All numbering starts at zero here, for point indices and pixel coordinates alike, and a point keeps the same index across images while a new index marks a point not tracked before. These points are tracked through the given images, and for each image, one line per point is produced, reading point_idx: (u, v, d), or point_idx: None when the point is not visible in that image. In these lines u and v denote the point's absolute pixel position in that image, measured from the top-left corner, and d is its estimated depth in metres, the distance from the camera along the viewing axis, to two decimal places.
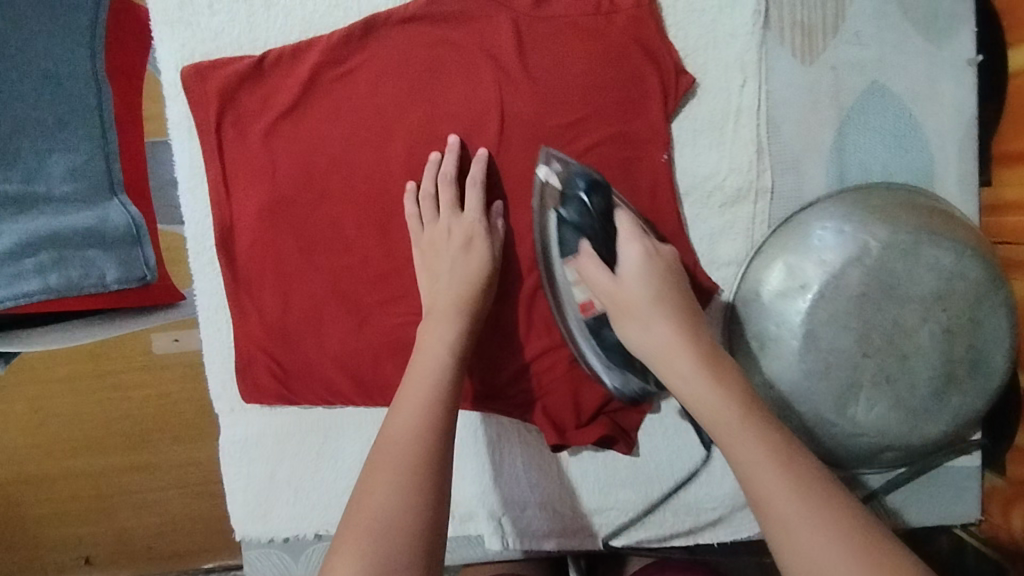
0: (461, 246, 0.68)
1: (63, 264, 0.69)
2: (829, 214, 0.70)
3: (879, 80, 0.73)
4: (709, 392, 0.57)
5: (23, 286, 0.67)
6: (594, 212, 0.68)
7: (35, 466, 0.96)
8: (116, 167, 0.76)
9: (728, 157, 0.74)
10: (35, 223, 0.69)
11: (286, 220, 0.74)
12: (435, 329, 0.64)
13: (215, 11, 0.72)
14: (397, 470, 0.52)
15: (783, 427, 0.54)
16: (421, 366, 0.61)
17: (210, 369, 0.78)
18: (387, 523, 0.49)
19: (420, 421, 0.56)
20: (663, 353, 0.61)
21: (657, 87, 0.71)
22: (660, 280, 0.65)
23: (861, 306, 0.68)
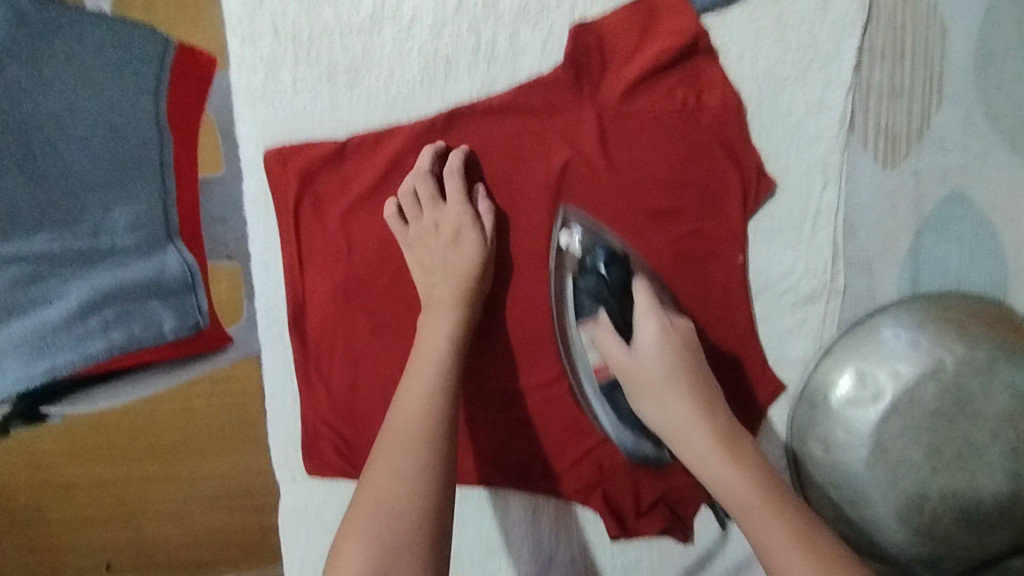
0: (449, 240, 0.68)
1: (129, 319, 0.70)
2: (904, 323, 0.70)
3: (960, 188, 0.73)
4: (723, 469, 0.61)
5: (91, 346, 0.69)
6: (612, 284, 0.69)
7: (61, 473, 0.97)
8: (173, 214, 0.74)
9: (803, 258, 0.73)
10: (99, 278, 0.69)
11: (359, 299, 0.74)
12: (434, 320, 0.66)
13: (298, 90, 0.72)
14: (395, 458, 0.59)
15: (784, 489, 0.61)
16: (424, 359, 0.64)
17: (273, 440, 0.79)
18: (388, 498, 0.57)
19: (422, 409, 0.61)
20: (682, 431, 0.64)
21: (738, 187, 0.71)
22: (675, 358, 0.66)
23: (933, 421, 0.69)
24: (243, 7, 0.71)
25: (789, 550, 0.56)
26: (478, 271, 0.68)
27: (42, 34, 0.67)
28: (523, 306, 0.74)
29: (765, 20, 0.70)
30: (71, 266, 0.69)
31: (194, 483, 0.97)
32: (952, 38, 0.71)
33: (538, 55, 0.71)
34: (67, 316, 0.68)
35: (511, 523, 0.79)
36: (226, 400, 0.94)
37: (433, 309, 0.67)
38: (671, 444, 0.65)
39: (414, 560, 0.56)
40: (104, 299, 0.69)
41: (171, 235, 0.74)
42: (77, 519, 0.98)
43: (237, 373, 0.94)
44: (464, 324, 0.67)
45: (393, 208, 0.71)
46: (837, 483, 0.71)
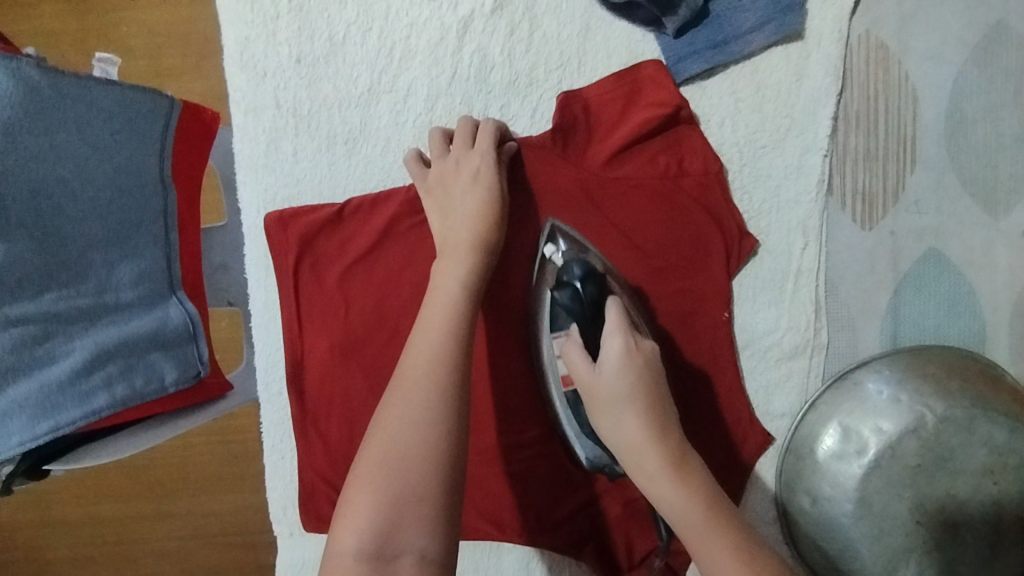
0: (469, 180, 0.68)
1: (130, 373, 0.62)
2: (886, 379, 0.72)
3: (936, 247, 0.76)
4: (674, 494, 0.56)
5: (94, 401, 0.58)
6: (585, 299, 0.65)
7: (66, 511, 1.00)
8: (176, 267, 0.70)
9: (786, 316, 0.76)
10: (103, 334, 0.60)
11: (356, 358, 0.76)
12: (447, 265, 0.64)
13: (298, 159, 0.76)
14: (405, 404, 0.55)
15: (738, 520, 0.56)
16: (437, 300, 0.61)
17: (272, 494, 0.81)
18: (391, 456, 0.52)
19: (431, 356, 0.57)
20: (633, 452, 0.58)
21: (721, 248, 0.74)
22: (638, 378, 0.60)
23: (916, 476, 0.70)
24: (247, 83, 0.75)
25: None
26: (494, 213, 0.67)
27: (53, 99, 0.55)
28: (516, 363, 0.76)
29: (744, 92, 0.74)
30: (78, 322, 0.59)
31: (193, 522, 0.98)
32: (923, 106, 0.75)
33: (528, 124, 0.75)
34: (74, 370, 0.57)
35: (504, 575, 0.81)
36: (225, 439, 0.96)
37: (451, 250, 0.65)
38: (625, 466, 0.60)
39: (427, 523, 0.51)
40: (112, 352, 0.60)
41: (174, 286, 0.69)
42: (79, 563, 1.00)
43: (233, 420, 0.96)
44: (479, 273, 0.64)
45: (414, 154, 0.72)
46: (825, 538, 0.73)
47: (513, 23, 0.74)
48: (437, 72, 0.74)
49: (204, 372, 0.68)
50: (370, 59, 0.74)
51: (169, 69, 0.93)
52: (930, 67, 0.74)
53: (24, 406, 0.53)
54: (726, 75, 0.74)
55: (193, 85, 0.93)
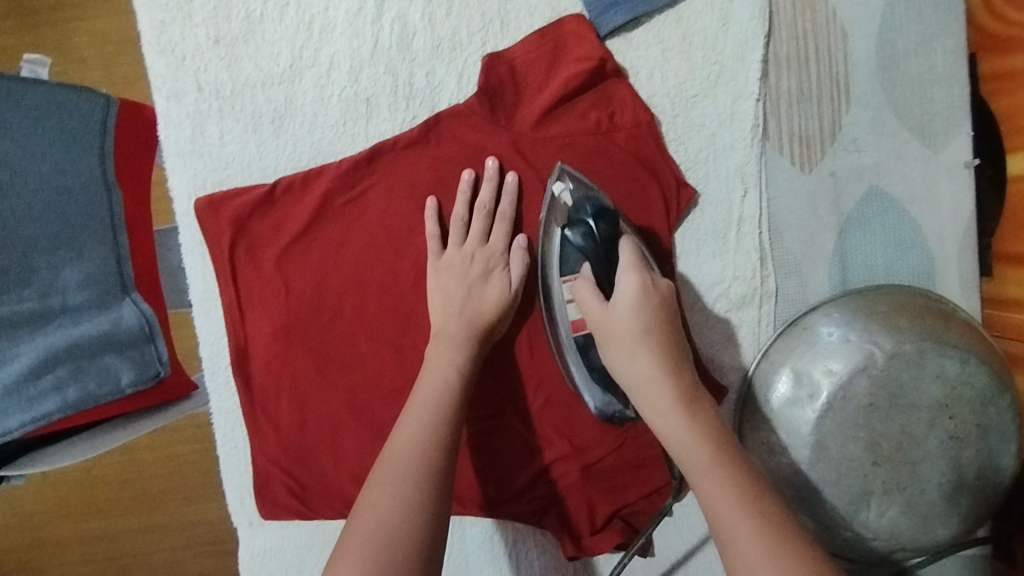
0: (479, 275, 0.69)
1: (82, 374, 0.63)
2: (835, 320, 0.71)
3: (877, 185, 0.75)
4: (683, 428, 0.54)
5: (41, 406, 0.60)
6: (599, 238, 0.64)
7: (52, 531, 0.98)
8: (128, 269, 0.70)
9: (731, 266, 0.75)
10: (51, 338, 0.62)
11: (299, 340, 0.75)
12: (441, 348, 0.65)
13: (225, 141, 0.75)
14: (393, 483, 0.53)
15: (743, 457, 0.54)
16: (428, 380, 0.62)
17: (228, 485, 0.80)
18: (393, 513, 0.51)
19: (428, 428, 0.57)
20: (644, 386, 0.56)
21: (659, 200, 0.72)
22: (653, 318, 0.58)
23: (869, 416, 0.69)
24: (167, 68, 0.74)
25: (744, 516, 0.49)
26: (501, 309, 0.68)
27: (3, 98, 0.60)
28: None
29: (670, 41, 0.73)
30: (23, 328, 0.61)
31: (181, 532, 0.97)
32: (853, 42, 0.74)
33: (456, 88, 0.74)
34: (20, 376, 0.59)
35: (468, 550, 0.80)
36: (208, 445, 0.95)
37: (448, 335, 0.65)
38: (634, 398, 0.58)
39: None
40: (60, 356, 0.62)
41: (127, 287, 0.70)
42: None
43: (186, 425, 0.95)
44: (470, 353, 0.65)
45: (435, 228, 0.72)
46: (785, 485, 0.72)
47: None
48: (359, 43, 0.74)
49: (162, 374, 0.69)
50: (289, 34, 0.74)
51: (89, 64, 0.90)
52: (856, 2, 0.74)
53: None
54: (651, 24, 0.73)
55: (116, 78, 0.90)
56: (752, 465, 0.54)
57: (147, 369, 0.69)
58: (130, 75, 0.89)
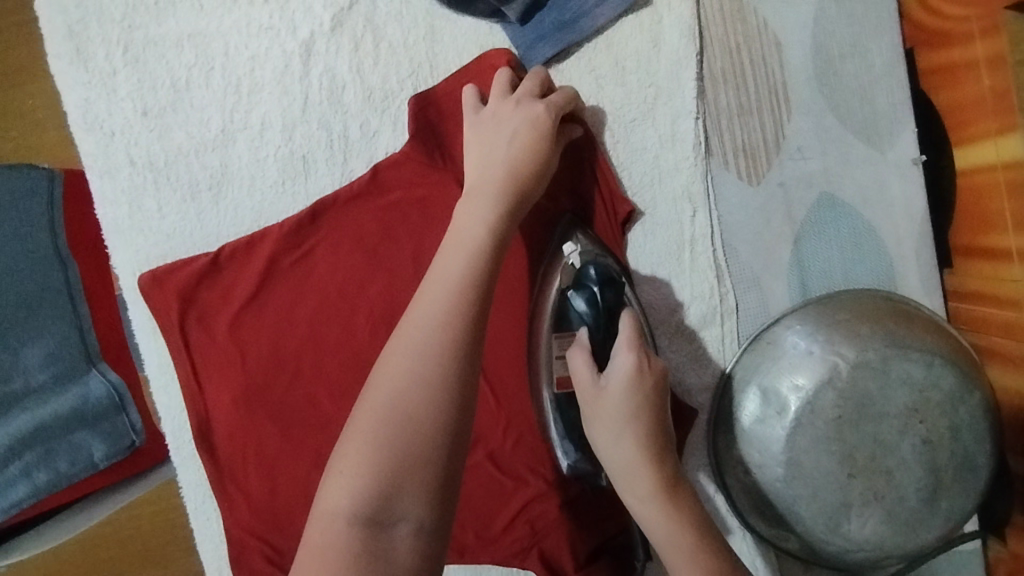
0: (519, 110, 0.66)
1: (50, 459, 0.67)
2: (797, 332, 0.71)
3: (827, 190, 0.74)
4: (659, 517, 0.59)
5: (12, 494, 0.66)
6: (603, 305, 0.67)
7: None
8: (93, 336, 0.72)
9: (688, 286, 0.74)
10: (20, 421, 0.66)
11: (261, 404, 0.75)
12: (471, 207, 0.61)
13: (164, 213, 0.74)
14: (406, 357, 0.51)
15: (719, 541, 0.59)
16: (437, 289, 0.54)
17: (203, 558, 0.78)
18: (401, 433, 0.48)
19: (436, 333, 0.51)
20: (626, 473, 0.60)
21: (606, 225, 0.73)
22: (644, 399, 0.62)
23: (839, 429, 0.68)
24: (96, 145, 0.74)
25: None
26: (541, 134, 0.65)
27: None
28: None
29: (603, 67, 0.73)
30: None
31: None
32: (787, 50, 0.73)
33: (391, 136, 0.74)
34: None
35: None
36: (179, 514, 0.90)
37: (475, 196, 0.61)
38: (615, 480, 0.62)
39: (426, 491, 0.47)
40: (27, 441, 0.66)
41: (92, 357, 0.71)
42: None
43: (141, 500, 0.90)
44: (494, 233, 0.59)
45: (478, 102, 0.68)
46: (763, 502, 0.71)
47: (356, 38, 0.73)
48: (289, 101, 0.73)
49: (132, 441, 0.70)
50: (217, 99, 0.73)
51: (14, 132, 0.84)
52: (785, 10, 0.73)
53: None
54: (582, 53, 0.73)
55: (39, 143, 0.85)
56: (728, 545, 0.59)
57: (118, 439, 0.70)
58: (59, 141, 0.85)
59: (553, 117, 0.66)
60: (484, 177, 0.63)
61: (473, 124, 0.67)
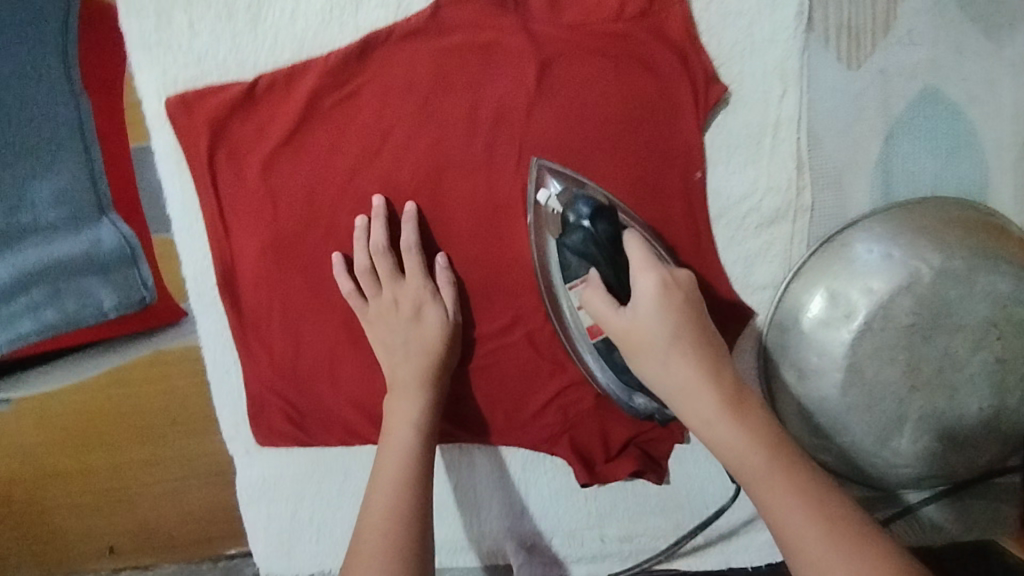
0: (410, 317, 0.68)
1: (58, 297, 0.77)
2: (876, 235, 0.65)
3: (932, 83, 0.67)
4: (732, 436, 0.55)
5: (21, 325, 0.77)
6: (599, 239, 0.61)
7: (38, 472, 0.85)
8: (105, 189, 0.77)
9: (765, 175, 0.68)
10: (24, 257, 0.76)
11: (292, 256, 0.70)
12: (400, 405, 0.67)
13: (196, 32, 0.67)
14: (386, 478, 0.63)
15: (801, 458, 0.55)
16: (392, 451, 0.65)
17: (219, 412, 0.74)
18: (389, 530, 0.60)
19: (409, 448, 0.65)
20: (685, 394, 0.57)
21: (688, 96, 0.66)
22: (678, 316, 0.59)
23: (909, 337, 0.64)
24: None
25: (810, 523, 0.51)
26: (444, 346, 0.68)
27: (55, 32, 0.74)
28: (465, 249, 0.70)
29: None
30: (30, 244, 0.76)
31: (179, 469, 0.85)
32: None
33: None
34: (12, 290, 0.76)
35: (477, 481, 0.77)
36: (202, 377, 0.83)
37: (402, 389, 0.67)
38: (676, 408, 0.58)
39: None
40: (37, 278, 0.76)
41: (104, 209, 0.77)
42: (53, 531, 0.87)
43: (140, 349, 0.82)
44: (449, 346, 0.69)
45: (350, 285, 0.69)
46: (813, 410, 0.68)
47: None
48: None
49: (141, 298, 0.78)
50: None
51: None
52: None
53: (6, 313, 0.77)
54: None
55: None
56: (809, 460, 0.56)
57: (127, 293, 0.78)
58: None
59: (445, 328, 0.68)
60: (398, 365, 0.68)
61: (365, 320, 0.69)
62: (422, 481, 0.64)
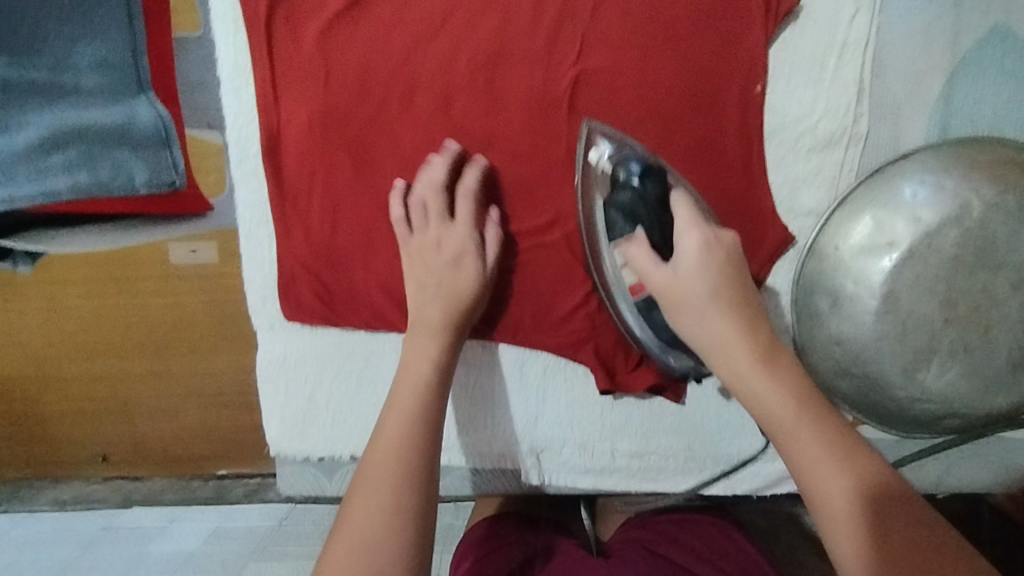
0: (449, 261, 0.67)
1: (91, 164, 0.76)
2: (929, 167, 0.65)
3: (1004, 21, 0.66)
4: (768, 392, 0.54)
5: (52, 184, 0.75)
6: (649, 199, 0.62)
7: (54, 366, 0.93)
8: (144, 63, 0.77)
9: (824, 98, 0.67)
10: (61, 117, 0.74)
11: (340, 129, 0.69)
12: (417, 340, 0.65)
13: None
14: (392, 443, 0.59)
15: (833, 412, 0.54)
16: (389, 433, 0.60)
17: (248, 284, 0.74)
18: (387, 500, 0.55)
19: (414, 414, 0.61)
20: (721, 348, 0.57)
21: (759, 4, 0.65)
22: (719, 273, 0.59)
23: (952, 269, 0.64)
24: None
25: (838, 482, 0.49)
26: (472, 298, 0.68)
27: None
28: (514, 139, 0.69)
29: None
30: (68, 105, 0.75)
31: (191, 382, 0.93)
32: None
33: None
34: (46, 148, 0.74)
35: (496, 383, 0.77)
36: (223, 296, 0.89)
37: (423, 327, 0.66)
38: (710, 362, 0.59)
39: None
40: (72, 140, 0.75)
41: (143, 84, 0.78)
42: (63, 416, 0.95)
43: (180, 233, 0.86)
44: (478, 295, 0.68)
45: (400, 212, 0.69)
46: (841, 338, 0.68)
47: None
48: None
49: (173, 181, 0.78)
50: None
51: None
52: None
53: (35, 170, 0.74)
54: None
55: None
56: (852, 429, 0.53)
57: (160, 171, 0.79)
58: None
59: (479, 283, 0.68)
60: (423, 308, 0.67)
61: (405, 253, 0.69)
62: (427, 453, 0.59)
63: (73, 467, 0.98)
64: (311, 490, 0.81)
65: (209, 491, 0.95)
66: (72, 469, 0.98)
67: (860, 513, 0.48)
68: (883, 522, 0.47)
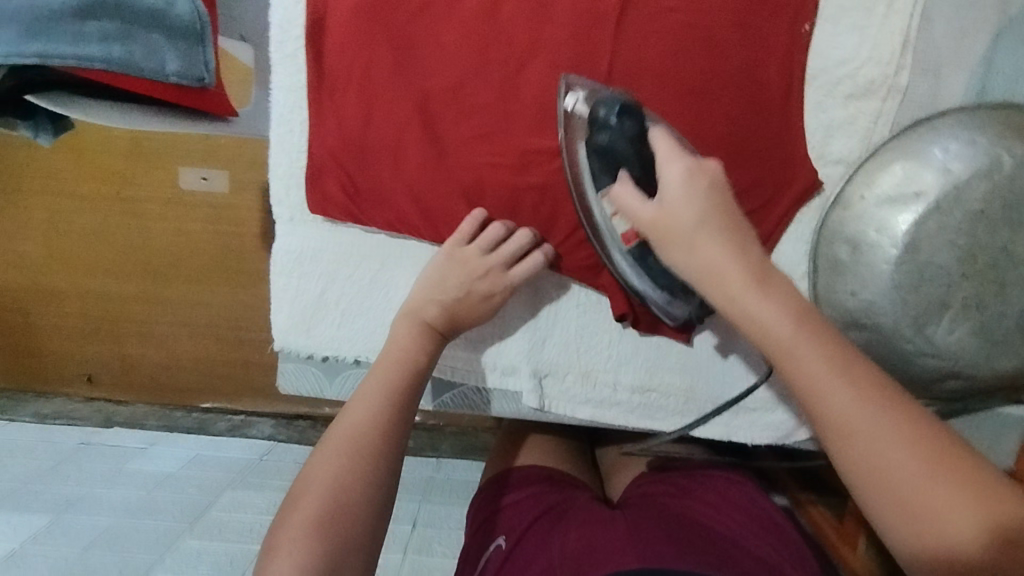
0: (479, 296, 0.71)
1: (128, 39, 0.72)
2: (964, 123, 0.65)
3: None
4: (762, 310, 0.49)
5: (87, 50, 0.70)
6: (626, 136, 0.61)
7: (52, 273, 1.23)
8: None
9: (869, 45, 0.68)
10: None
11: (386, 20, 0.69)
12: (409, 323, 0.69)
13: None
14: (373, 389, 0.63)
15: (835, 338, 0.48)
16: (374, 381, 0.64)
17: (275, 170, 0.75)
18: (360, 434, 0.59)
19: (397, 368, 0.66)
20: (710, 277, 0.52)
21: None
22: (708, 197, 0.54)
23: (975, 224, 0.64)
24: None
25: (836, 388, 0.45)
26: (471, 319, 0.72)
27: None
28: (557, 51, 0.69)
29: None
30: None
31: (181, 310, 1.23)
32: None
33: None
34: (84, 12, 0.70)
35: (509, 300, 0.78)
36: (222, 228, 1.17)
37: (421, 318, 0.69)
38: (705, 292, 0.53)
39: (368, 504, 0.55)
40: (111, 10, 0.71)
41: None
42: (62, 351, 1.27)
43: (181, 170, 1.15)
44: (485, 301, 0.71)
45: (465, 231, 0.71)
46: (857, 286, 0.69)
47: None
48: None
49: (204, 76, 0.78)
50: None
51: None
52: None
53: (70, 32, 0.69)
54: None
55: None
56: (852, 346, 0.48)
57: (193, 63, 0.78)
58: None
59: (486, 308, 0.72)
60: (429, 299, 0.70)
61: (450, 247, 0.71)
62: (404, 402, 0.63)
63: (61, 384, 1.28)
64: (310, 390, 0.81)
65: (191, 420, 1.21)
66: (60, 385, 1.28)
67: (863, 443, 0.43)
68: (897, 441, 0.43)
